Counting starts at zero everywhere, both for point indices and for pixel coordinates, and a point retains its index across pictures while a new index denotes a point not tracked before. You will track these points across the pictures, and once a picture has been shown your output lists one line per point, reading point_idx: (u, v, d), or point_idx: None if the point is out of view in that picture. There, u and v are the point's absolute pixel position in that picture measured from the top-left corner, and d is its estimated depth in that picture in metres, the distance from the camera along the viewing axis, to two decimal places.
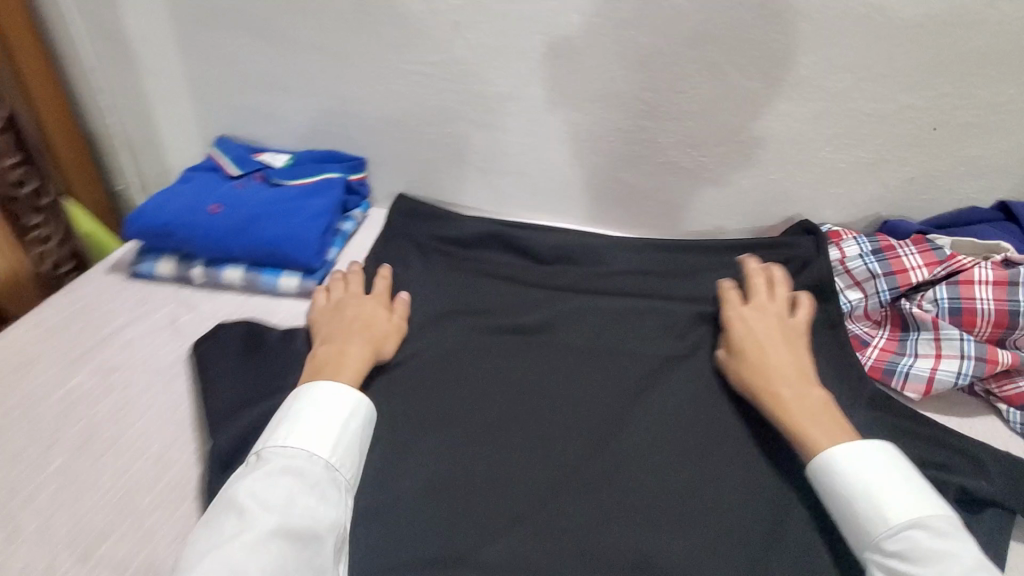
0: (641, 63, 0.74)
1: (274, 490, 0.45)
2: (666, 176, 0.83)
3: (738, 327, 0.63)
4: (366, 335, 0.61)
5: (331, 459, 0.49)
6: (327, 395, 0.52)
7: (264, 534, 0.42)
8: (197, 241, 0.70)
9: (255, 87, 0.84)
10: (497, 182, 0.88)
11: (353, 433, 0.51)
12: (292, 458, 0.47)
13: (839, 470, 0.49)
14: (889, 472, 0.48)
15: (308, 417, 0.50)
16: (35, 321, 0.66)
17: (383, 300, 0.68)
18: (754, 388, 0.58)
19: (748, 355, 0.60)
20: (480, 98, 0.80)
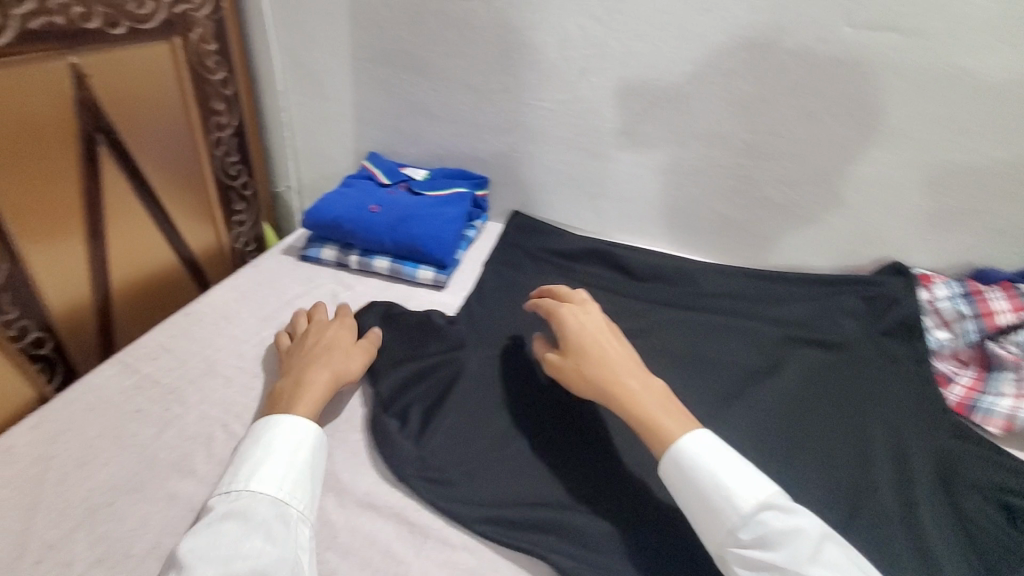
0: (745, 109, 0.83)
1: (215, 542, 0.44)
2: (760, 211, 0.91)
3: (561, 330, 0.65)
4: (326, 362, 0.63)
5: (280, 495, 0.48)
6: (273, 432, 0.53)
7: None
8: (359, 234, 0.87)
9: (407, 112, 1.01)
10: (601, 206, 0.99)
11: (302, 464, 0.51)
12: (239, 502, 0.47)
13: (691, 467, 0.52)
14: (727, 461, 0.52)
15: (255, 457, 0.51)
16: (233, 284, 0.83)
17: (348, 328, 0.70)
18: (595, 383, 0.59)
19: (578, 354, 0.62)
20: (596, 132, 0.92)
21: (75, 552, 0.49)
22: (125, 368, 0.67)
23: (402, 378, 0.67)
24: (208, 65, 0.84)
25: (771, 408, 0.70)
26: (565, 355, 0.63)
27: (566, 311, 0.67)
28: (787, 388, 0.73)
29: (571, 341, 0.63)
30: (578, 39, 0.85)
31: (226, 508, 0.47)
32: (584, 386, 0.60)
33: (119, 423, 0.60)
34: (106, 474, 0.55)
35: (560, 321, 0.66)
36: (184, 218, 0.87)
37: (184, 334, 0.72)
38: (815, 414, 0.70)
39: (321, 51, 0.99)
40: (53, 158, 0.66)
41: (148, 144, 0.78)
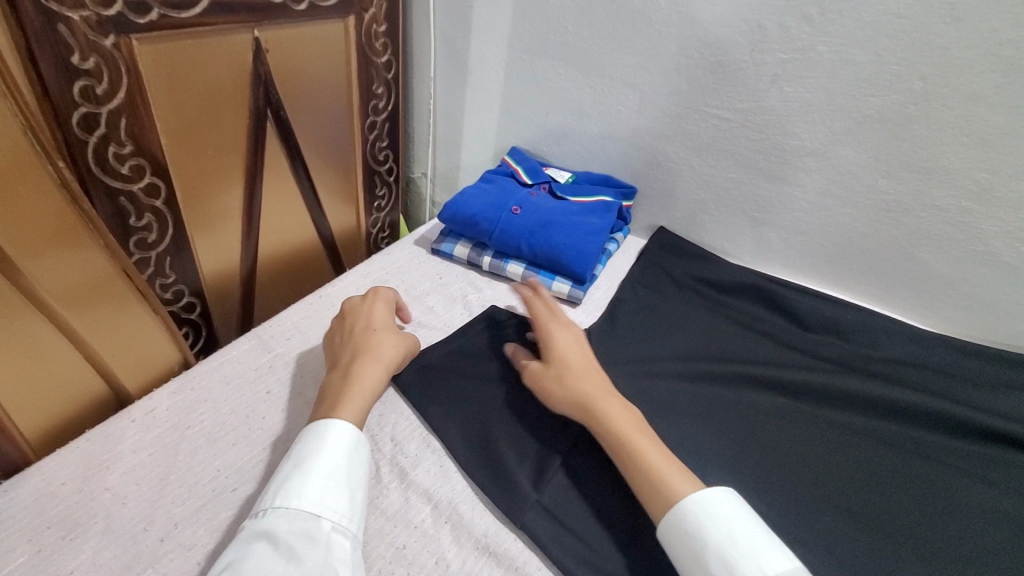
0: (985, 140, 0.66)
1: (227, 564, 0.41)
2: (980, 268, 0.73)
3: (547, 342, 0.63)
4: (377, 356, 0.59)
5: (299, 501, 0.44)
6: (303, 436, 0.50)
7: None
8: (495, 234, 0.82)
9: (558, 110, 0.94)
10: (765, 235, 0.86)
11: (333, 468, 0.47)
12: (264, 520, 0.43)
13: (672, 539, 0.45)
14: (718, 537, 0.43)
15: (283, 466, 0.48)
16: (366, 272, 0.81)
17: (387, 308, 0.67)
18: (575, 386, 0.57)
19: (561, 365, 0.59)
20: (776, 149, 0.79)
21: (196, 536, 0.47)
22: (260, 344, 0.67)
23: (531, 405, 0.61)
24: (375, 47, 0.83)
25: (975, 527, 0.54)
26: (548, 364, 0.60)
27: (557, 325, 0.65)
28: (1002, 505, 0.56)
29: (559, 351, 0.61)
30: (778, 40, 0.72)
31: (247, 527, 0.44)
32: (558, 395, 0.57)
33: (251, 402, 0.59)
34: (233, 455, 0.54)
35: (551, 330, 0.64)
36: (330, 198, 0.87)
37: (315, 318, 0.71)
38: None
39: (479, 39, 0.95)
40: (223, 128, 0.67)
41: (312, 122, 0.79)
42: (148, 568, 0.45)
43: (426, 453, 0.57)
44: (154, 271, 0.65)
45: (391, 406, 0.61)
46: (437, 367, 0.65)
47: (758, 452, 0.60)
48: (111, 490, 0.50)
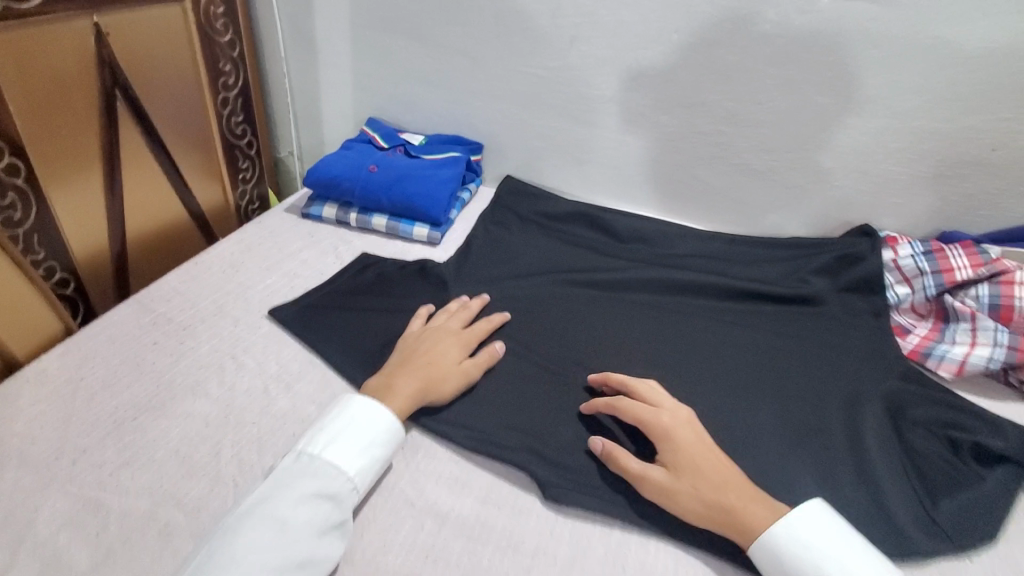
0: (725, 76, 0.87)
1: (303, 508, 0.50)
2: (740, 177, 0.94)
3: (667, 442, 0.57)
4: (422, 380, 0.63)
5: (362, 488, 0.54)
6: (385, 415, 0.58)
7: (282, 559, 0.47)
8: (357, 192, 0.92)
9: (405, 80, 1.05)
10: (589, 172, 1.03)
11: (383, 461, 0.57)
12: (333, 483, 0.53)
13: (784, 557, 0.51)
14: (830, 551, 0.50)
15: (359, 436, 0.56)
16: (240, 238, 0.88)
17: (461, 346, 0.68)
18: (714, 498, 0.53)
19: (689, 470, 0.55)
20: (584, 99, 0.96)
21: (106, 455, 0.56)
22: (141, 308, 0.73)
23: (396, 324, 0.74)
24: (216, 27, 0.89)
25: (728, 355, 0.75)
26: (676, 473, 0.55)
27: (670, 421, 0.59)
28: (746, 338, 0.78)
29: (682, 454, 0.56)
30: (569, 7, 0.89)
31: (319, 473, 0.53)
32: (697, 507, 0.54)
33: (140, 352, 0.67)
34: (130, 393, 0.62)
35: (666, 431, 0.58)
36: (191, 171, 0.93)
37: (194, 280, 0.78)
38: (771, 357, 0.75)
39: (324, 19, 1.03)
40: (78, 113, 0.74)
41: (164, 103, 0.85)
42: (66, 484, 0.54)
43: (309, 369, 0.68)
44: (25, 247, 0.71)
45: (274, 341, 0.71)
46: (317, 305, 0.76)
47: (579, 331, 0.77)
48: (19, 434, 0.57)
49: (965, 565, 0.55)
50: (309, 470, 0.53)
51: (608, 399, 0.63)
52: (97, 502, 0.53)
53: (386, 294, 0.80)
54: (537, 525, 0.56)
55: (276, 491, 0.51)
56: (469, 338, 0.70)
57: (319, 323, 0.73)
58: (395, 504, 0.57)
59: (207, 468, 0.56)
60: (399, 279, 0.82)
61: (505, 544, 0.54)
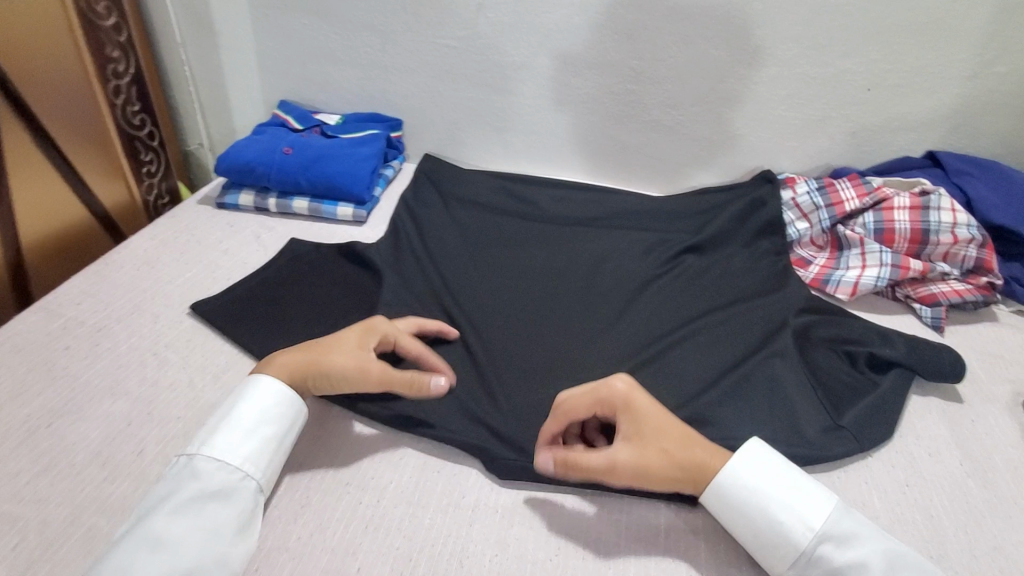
0: (628, 35, 0.90)
1: (184, 514, 0.48)
2: (651, 133, 0.98)
3: (628, 412, 0.54)
4: (305, 355, 0.58)
5: (259, 474, 0.52)
6: (267, 394, 0.55)
7: (169, 568, 0.44)
8: (274, 175, 0.90)
9: (313, 59, 1.03)
10: (509, 140, 1.05)
11: (276, 439, 0.54)
12: (216, 480, 0.50)
13: (737, 506, 0.52)
14: (778, 495, 0.51)
15: (237, 425, 0.53)
16: (151, 234, 0.84)
17: (368, 334, 0.61)
18: (682, 454, 0.53)
19: (652, 436, 0.53)
20: (497, 67, 0.97)
21: (21, 466, 0.54)
22: (45, 314, 0.69)
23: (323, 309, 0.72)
24: (97, 10, 0.83)
25: (654, 304, 0.79)
26: (640, 443, 0.53)
27: (624, 390, 0.55)
28: (668, 287, 0.82)
29: (643, 417, 0.54)
30: None
31: (197, 474, 0.50)
32: (670, 472, 0.53)
33: (48, 358, 0.63)
34: (41, 401, 0.59)
35: (625, 400, 0.55)
36: (86, 167, 0.87)
37: (103, 281, 0.74)
38: (694, 299, 0.80)
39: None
40: None
41: (46, 92, 0.79)
42: None
43: (237, 359, 0.66)
44: None
45: (196, 334, 0.69)
46: (241, 296, 0.73)
47: (508, 295, 0.79)
48: None
49: (865, 462, 0.61)
50: (186, 473, 0.50)
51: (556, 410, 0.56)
52: (13, 515, 0.50)
53: (312, 275, 0.77)
54: (477, 481, 0.58)
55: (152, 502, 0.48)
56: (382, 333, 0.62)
57: (244, 311, 0.71)
58: (333, 482, 0.57)
59: (131, 468, 0.55)
60: (323, 263, 0.79)
61: (446, 504, 0.56)
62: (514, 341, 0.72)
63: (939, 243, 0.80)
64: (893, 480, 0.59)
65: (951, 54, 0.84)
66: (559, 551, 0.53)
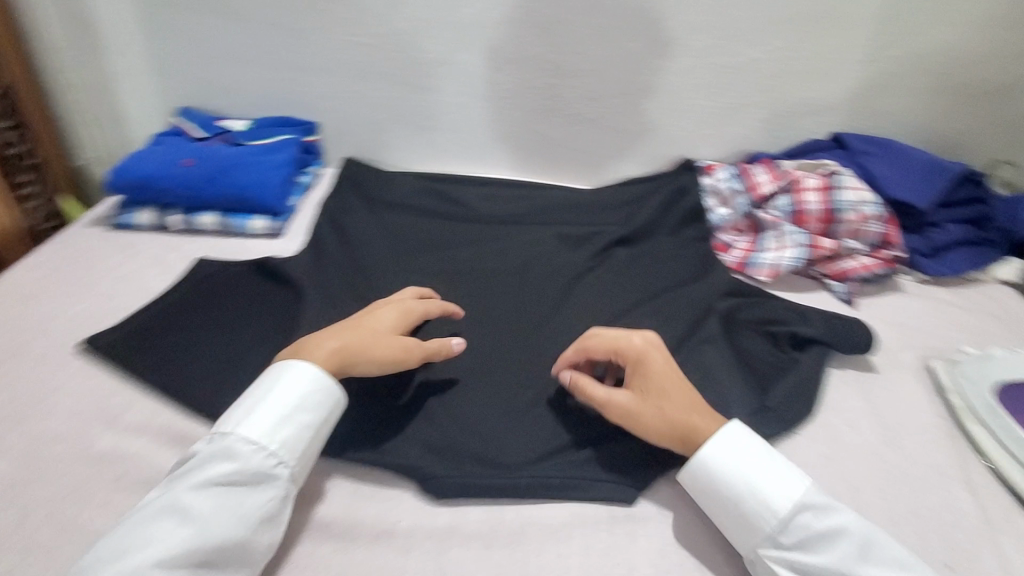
0: (545, 29, 0.89)
1: (212, 494, 0.47)
2: (575, 127, 0.98)
3: (639, 367, 0.58)
4: (349, 335, 0.58)
5: (292, 461, 0.51)
6: (304, 379, 0.53)
7: (194, 546, 0.45)
8: (175, 190, 0.83)
9: (215, 62, 0.96)
10: (433, 140, 1.02)
11: (310, 428, 0.53)
12: (250, 462, 0.49)
13: (717, 483, 0.53)
14: (755, 469, 0.52)
15: (275, 408, 0.52)
16: (33, 262, 0.76)
17: (400, 316, 0.63)
18: (676, 417, 0.55)
19: (657, 393, 0.57)
20: (413, 65, 0.94)
21: None
22: None
23: (234, 332, 0.67)
24: None
25: (587, 299, 0.78)
26: (642, 396, 0.57)
27: (637, 345, 0.59)
28: (600, 282, 0.81)
29: (651, 375, 0.57)
30: None
31: (233, 453, 0.49)
32: (660, 428, 0.55)
33: None
34: None
35: (638, 354, 0.59)
36: None
37: None
38: (626, 292, 0.80)
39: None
40: None
41: None
42: None
43: (139, 396, 0.61)
44: None
45: (90, 373, 0.62)
46: (140, 325, 0.67)
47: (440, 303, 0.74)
48: None
49: (791, 441, 0.63)
50: (220, 451, 0.49)
51: (577, 349, 0.61)
52: None
53: (220, 296, 0.71)
54: (411, 503, 0.56)
55: (185, 476, 0.48)
56: (416, 314, 0.64)
57: (145, 341, 0.65)
58: None
59: (19, 532, 0.49)
60: (233, 281, 0.73)
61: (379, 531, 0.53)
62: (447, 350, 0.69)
63: (847, 221, 0.84)
64: (817, 455, 0.61)
65: (848, 40, 0.88)
66: (499, 567, 0.51)
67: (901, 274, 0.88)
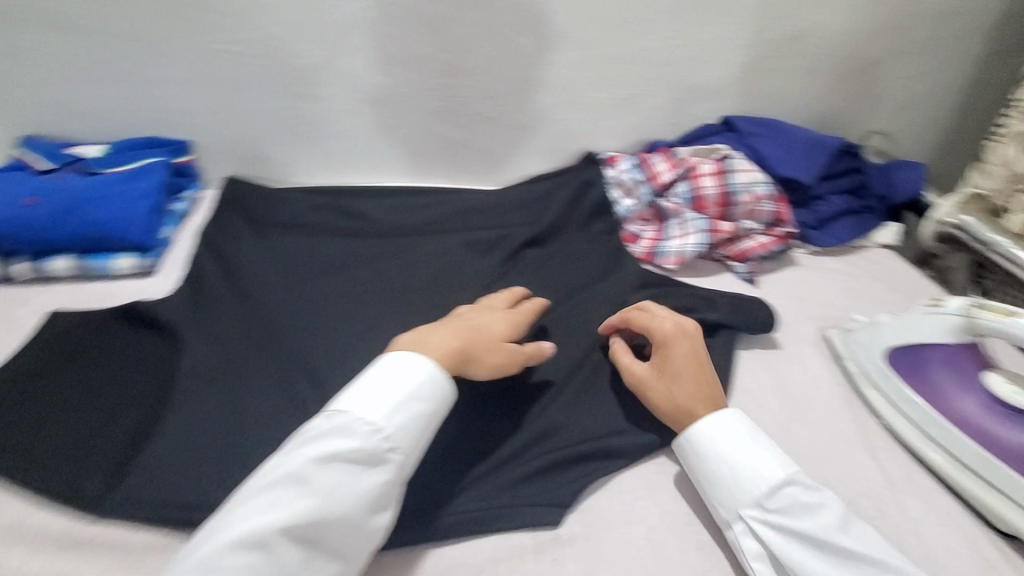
0: (430, 27, 0.84)
1: (331, 468, 0.45)
2: (475, 126, 0.95)
3: (665, 348, 0.62)
4: (470, 339, 0.58)
5: (403, 448, 0.49)
6: (414, 370, 0.52)
7: (315, 518, 0.43)
8: (16, 235, 0.72)
9: (56, 81, 0.84)
10: (325, 150, 0.95)
11: (420, 419, 0.51)
12: (365, 443, 0.47)
13: (709, 457, 0.55)
14: (746, 445, 0.55)
15: (389, 394, 0.50)
16: None
17: (509, 324, 0.63)
18: (678, 401, 0.59)
19: (677, 377, 0.60)
20: (293, 72, 0.87)
21: None
22: None
23: (99, 396, 0.59)
24: None
25: None
26: (659, 374, 0.61)
27: (664, 332, 0.63)
28: (513, 287, 0.78)
29: (670, 361, 0.61)
30: None
31: (347, 430, 0.48)
32: (662, 405, 0.60)
33: None
34: None
35: (669, 340, 0.62)
36: None
37: None
38: (539, 296, 0.78)
39: None
40: None
41: None
42: None
43: None
44: None
45: None
46: None
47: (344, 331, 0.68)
48: None
49: None
50: (339, 428, 0.47)
51: (623, 320, 0.67)
52: None
53: (81, 355, 0.62)
54: None
55: (303, 449, 0.46)
56: (519, 322, 0.64)
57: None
58: None
59: None
60: (96, 335, 0.65)
61: None
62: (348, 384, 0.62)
63: (742, 203, 0.87)
64: None
65: (729, 25, 0.90)
66: None
67: (796, 247, 0.93)
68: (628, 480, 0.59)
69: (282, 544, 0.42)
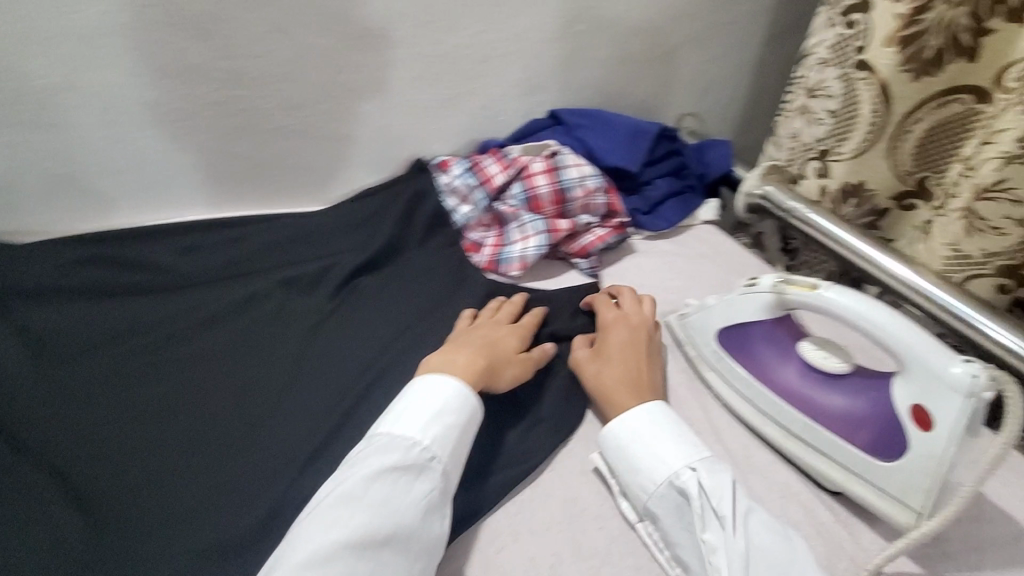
0: (202, 31, 0.71)
1: (382, 482, 0.46)
2: (283, 141, 0.84)
3: (606, 332, 0.69)
4: (489, 356, 0.61)
5: (444, 458, 0.50)
6: (439, 384, 0.54)
7: (367, 531, 0.43)
8: None
9: None
10: (92, 187, 0.78)
11: (457, 428, 0.52)
12: (410, 455, 0.49)
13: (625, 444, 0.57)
14: (657, 432, 0.57)
15: (425, 408, 0.52)
16: None
17: (519, 336, 0.67)
18: (602, 383, 0.63)
19: (610, 359, 0.65)
20: (23, 95, 0.69)
21: None
22: None
23: None
24: None
25: (334, 347, 0.67)
26: (598, 357, 0.66)
27: (614, 319, 0.70)
28: (347, 321, 0.70)
29: (609, 349, 0.66)
30: None
31: (389, 446, 0.49)
32: (591, 385, 0.64)
33: None
34: None
35: (613, 328, 0.69)
36: None
37: None
38: (376, 328, 0.70)
39: None
40: None
41: None
42: None
43: None
44: None
45: None
46: None
47: (139, 416, 0.58)
48: None
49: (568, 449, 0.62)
50: (383, 445, 0.49)
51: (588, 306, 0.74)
52: None
53: None
54: None
55: (349, 471, 0.47)
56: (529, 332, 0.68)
57: None
58: None
59: None
60: None
61: None
62: (138, 493, 0.52)
63: (576, 199, 0.87)
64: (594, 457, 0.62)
65: (541, 17, 0.88)
66: None
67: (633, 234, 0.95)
68: (489, 528, 0.55)
69: (339, 560, 0.42)
